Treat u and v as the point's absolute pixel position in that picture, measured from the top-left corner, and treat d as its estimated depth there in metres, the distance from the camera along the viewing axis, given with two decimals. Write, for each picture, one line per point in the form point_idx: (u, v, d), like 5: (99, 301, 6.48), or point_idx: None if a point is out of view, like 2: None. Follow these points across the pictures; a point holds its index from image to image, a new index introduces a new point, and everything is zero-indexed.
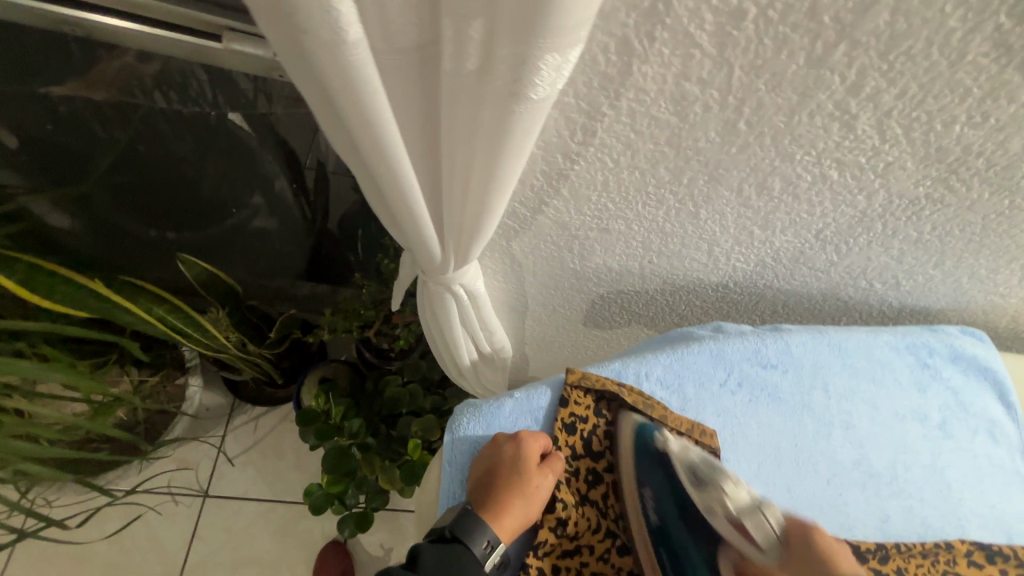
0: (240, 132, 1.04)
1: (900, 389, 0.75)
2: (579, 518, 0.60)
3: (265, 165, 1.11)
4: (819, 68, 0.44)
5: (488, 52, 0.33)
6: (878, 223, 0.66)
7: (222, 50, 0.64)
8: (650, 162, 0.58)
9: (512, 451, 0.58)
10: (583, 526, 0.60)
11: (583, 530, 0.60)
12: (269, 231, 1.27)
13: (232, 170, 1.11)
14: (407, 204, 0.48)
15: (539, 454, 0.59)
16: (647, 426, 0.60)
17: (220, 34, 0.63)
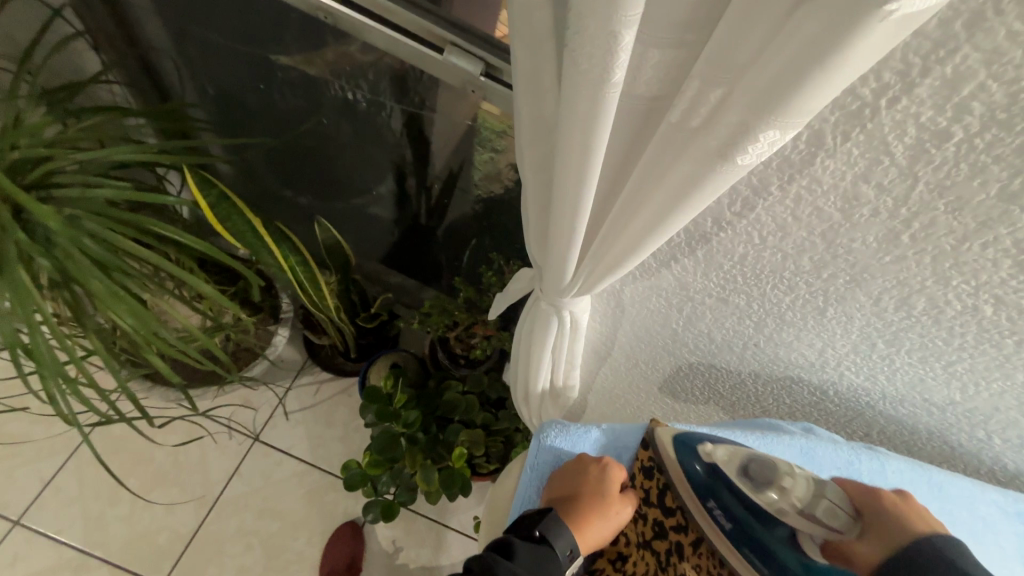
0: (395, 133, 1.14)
1: (1003, 557, 0.69)
2: (637, 560, 0.63)
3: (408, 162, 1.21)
4: (1009, 203, 0.45)
5: (715, 115, 0.37)
6: (1020, 372, 0.62)
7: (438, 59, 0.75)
8: (796, 248, 0.60)
9: (601, 472, 0.62)
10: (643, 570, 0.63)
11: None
12: (390, 220, 1.38)
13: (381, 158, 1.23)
14: (572, 223, 0.53)
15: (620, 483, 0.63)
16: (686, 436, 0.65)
17: (442, 47, 0.74)
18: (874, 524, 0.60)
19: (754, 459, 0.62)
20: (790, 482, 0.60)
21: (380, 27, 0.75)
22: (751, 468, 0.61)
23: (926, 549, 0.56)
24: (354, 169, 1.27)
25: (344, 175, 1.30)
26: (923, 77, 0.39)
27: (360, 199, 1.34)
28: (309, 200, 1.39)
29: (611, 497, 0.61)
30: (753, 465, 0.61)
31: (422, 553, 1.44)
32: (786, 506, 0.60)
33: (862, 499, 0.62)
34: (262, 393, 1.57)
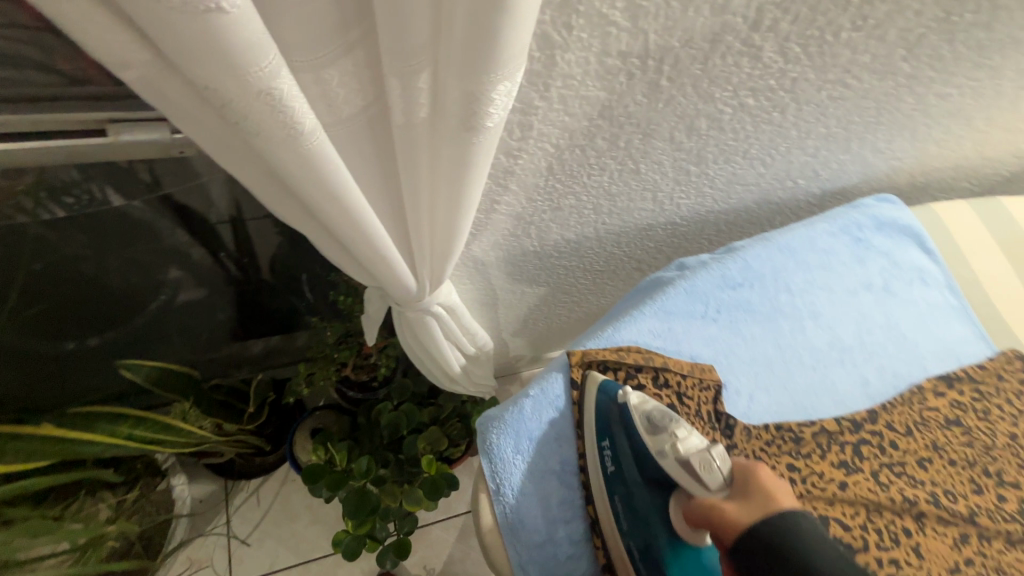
0: (137, 214, 0.96)
1: (846, 267, 0.84)
2: None
3: (173, 240, 1.03)
4: (723, 15, 0.47)
5: (437, 95, 0.33)
6: (793, 131, 0.71)
7: (109, 142, 0.61)
8: (587, 137, 0.59)
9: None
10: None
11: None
12: (200, 299, 1.17)
13: (140, 255, 1.03)
14: (380, 254, 0.47)
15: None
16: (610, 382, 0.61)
17: (104, 128, 0.60)
18: (740, 497, 0.47)
19: (658, 408, 0.56)
20: (684, 431, 0.53)
21: (17, 146, 0.58)
22: (653, 416, 0.55)
23: (768, 535, 0.43)
24: (119, 286, 1.05)
25: (117, 291, 1.05)
26: None
27: (150, 309, 1.11)
28: (97, 338, 1.08)
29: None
30: (655, 415, 0.55)
31: (454, 554, 1.44)
32: (666, 447, 0.53)
33: (743, 479, 0.49)
34: (203, 544, 1.39)
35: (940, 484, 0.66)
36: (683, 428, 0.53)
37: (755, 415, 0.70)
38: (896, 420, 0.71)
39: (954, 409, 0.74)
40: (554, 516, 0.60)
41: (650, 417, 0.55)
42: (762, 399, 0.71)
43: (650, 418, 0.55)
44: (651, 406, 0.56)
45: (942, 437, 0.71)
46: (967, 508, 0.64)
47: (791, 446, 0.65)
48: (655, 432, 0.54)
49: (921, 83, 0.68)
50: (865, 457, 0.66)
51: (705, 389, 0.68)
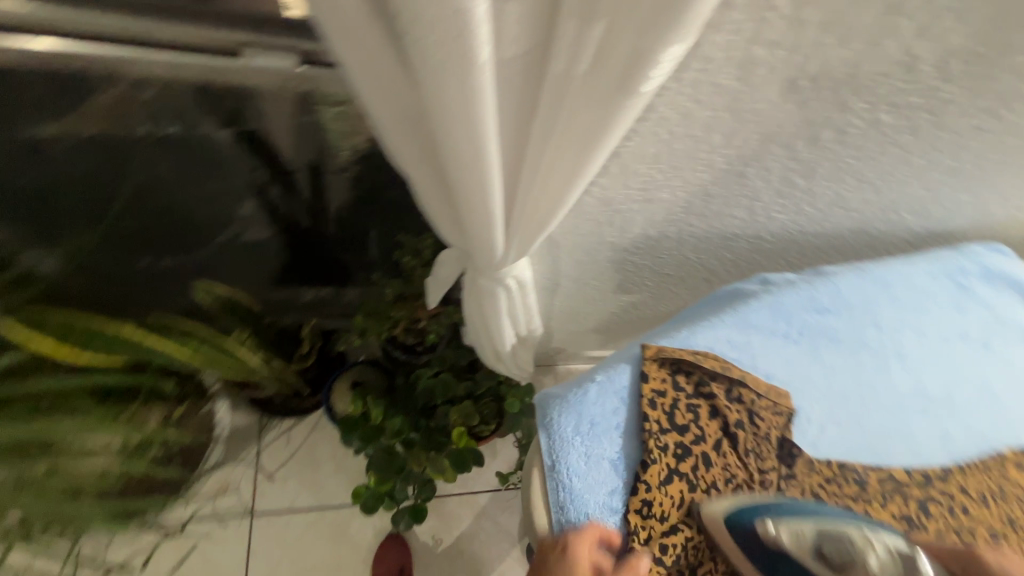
0: (222, 145, 0.95)
1: (943, 313, 0.78)
2: (664, 497, 0.58)
3: (249, 173, 1.01)
4: (891, 16, 0.44)
5: (603, 50, 0.34)
6: (919, 158, 0.66)
7: (241, 67, 0.63)
8: (705, 130, 0.57)
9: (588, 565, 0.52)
10: (669, 505, 0.58)
11: (669, 509, 0.58)
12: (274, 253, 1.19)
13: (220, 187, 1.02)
14: (485, 214, 0.48)
15: (593, 556, 0.53)
16: (739, 513, 0.56)
17: (237, 50, 0.63)
18: None
19: (825, 537, 0.53)
20: (874, 558, 0.51)
21: (139, 54, 0.62)
22: (826, 551, 0.53)
23: None
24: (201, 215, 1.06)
25: (195, 220, 1.06)
26: None
27: (219, 240, 1.12)
28: (171, 260, 1.11)
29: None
30: (827, 547, 0.53)
31: (464, 529, 1.46)
32: None
33: None
34: (233, 471, 1.45)
35: None
36: (870, 551, 0.51)
37: (823, 449, 0.65)
38: (972, 484, 0.67)
39: None
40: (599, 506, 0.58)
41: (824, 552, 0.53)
42: (832, 432, 0.67)
43: (822, 553, 0.53)
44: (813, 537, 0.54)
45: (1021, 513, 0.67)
46: None
47: (855, 489, 0.63)
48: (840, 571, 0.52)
49: None
50: (932, 517, 0.64)
51: (777, 414, 0.65)
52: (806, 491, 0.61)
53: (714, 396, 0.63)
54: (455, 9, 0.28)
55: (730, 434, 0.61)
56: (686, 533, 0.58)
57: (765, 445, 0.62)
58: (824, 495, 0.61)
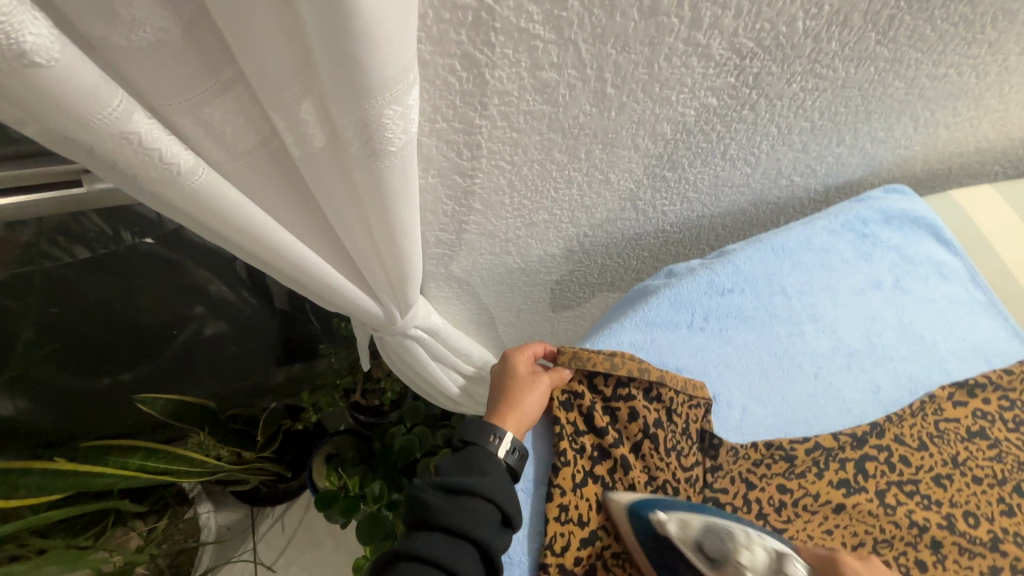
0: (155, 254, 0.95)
1: (850, 266, 0.78)
2: (580, 502, 0.57)
3: (192, 275, 1.01)
4: (655, 17, 0.46)
5: (329, 124, 0.32)
6: (771, 127, 0.68)
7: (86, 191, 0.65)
8: (543, 152, 0.58)
9: (525, 363, 0.63)
10: (586, 509, 0.57)
11: (587, 513, 0.57)
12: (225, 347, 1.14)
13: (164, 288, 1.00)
14: (327, 284, 0.47)
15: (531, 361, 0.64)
16: (637, 513, 0.53)
17: (79, 179, 0.64)
18: None
19: (708, 532, 0.48)
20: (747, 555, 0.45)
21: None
22: (706, 546, 0.48)
23: None
24: (148, 321, 1.02)
25: (145, 329, 1.02)
26: None
27: (178, 342, 1.08)
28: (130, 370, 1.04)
29: (536, 379, 0.61)
30: (708, 543, 0.48)
31: None
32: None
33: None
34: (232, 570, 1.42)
35: (961, 505, 0.63)
36: (742, 549, 0.46)
37: (748, 430, 0.66)
38: (907, 432, 0.67)
39: (978, 419, 0.69)
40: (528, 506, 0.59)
41: (705, 549, 0.48)
42: (756, 410, 0.67)
43: (704, 549, 0.48)
44: (699, 529, 0.49)
45: (963, 451, 0.67)
46: (989, 535, 0.61)
47: (784, 467, 0.62)
48: (716, 567, 0.47)
49: (907, 66, 0.64)
50: (870, 476, 0.64)
51: (694, 406, 0.64)
52: (735, 479, 0.62)
53: (633, 397, 0.62)
54: (129, 150, 0.26)
55: (652, 434, 0.60)
56: (604, 541, 0.57)
57: (685, 441, 0.62)
58: (752, 480, 0.61)
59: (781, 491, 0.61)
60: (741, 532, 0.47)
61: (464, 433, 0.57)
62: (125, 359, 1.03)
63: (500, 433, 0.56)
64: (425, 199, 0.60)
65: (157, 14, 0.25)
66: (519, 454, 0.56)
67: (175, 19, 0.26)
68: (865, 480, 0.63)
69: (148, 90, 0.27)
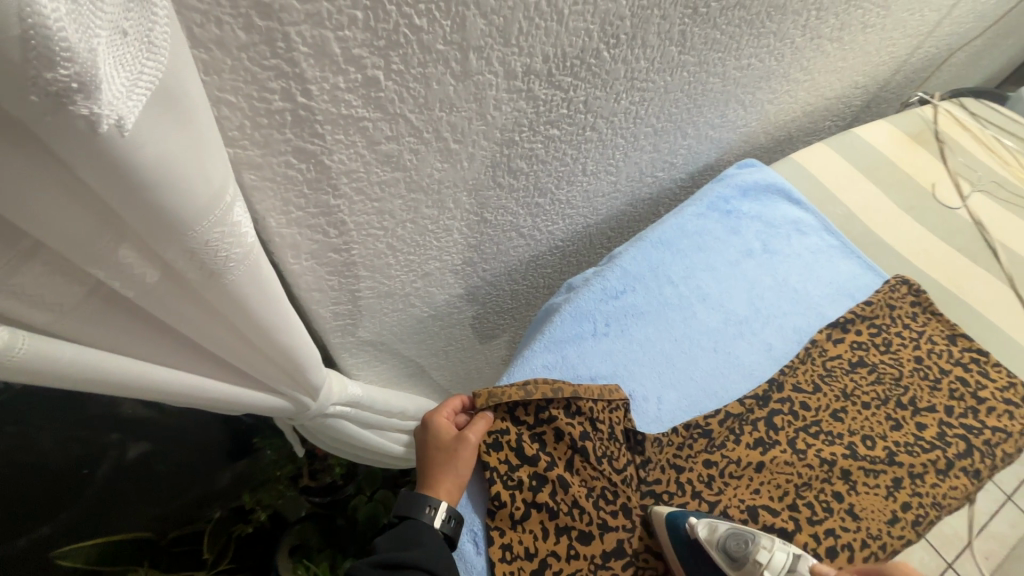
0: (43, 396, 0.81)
1: (723, 242, 0.86)
2: (523, 536, 0.60)
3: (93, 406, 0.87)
4: (470, 78, 0.49)
5: (158, 260, 0.33)
6: (618, 139, 0.74)
7: None
8: (412, 211, 0.61)
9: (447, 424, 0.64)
10: (531, 541, 0.60)
11: (533, 544, 0.60)
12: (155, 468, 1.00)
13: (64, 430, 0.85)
14: (214, 397, 0.46)
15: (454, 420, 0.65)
16: (677, 513, 0.60)
17: None
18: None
19: (731, 536, 0.57)
20: (766, 554, 0.55)
21: None
22: (729, 548, 0.57)
23: None
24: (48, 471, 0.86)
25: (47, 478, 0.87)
26: (297, 66, 0.38)
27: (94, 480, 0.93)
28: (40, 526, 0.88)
29: (462, 436, 0.62)
30: (730, 544, 0.57)
31: None
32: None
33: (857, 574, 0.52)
34: None
35: (859, 431, 0.71)
36: (763, 550, 0.55)
37: (667, 416, 0.70)
38: (802, 379, 0.74)
39: (856, 350, 0.78)
40: (466, 559, 0.60)
41: (728, 550, 0.57)
42: (671, 396, 0.72)
43: (726, 549, 0.57)
44: (723, 533, 0.58)
45: (850, 382, 0.75)
46: (885, 451, 0.69)
47: (705, 442, 0.67)
48: (737, 562, 0.56)
49: (714, 65, 0.72)
50: (781, 428, 0.70)
51: (614, 410, 0.67)
52: (665, 467, 0.66)
53: (554, 417, 0.64)
54: None
55: (580, 448, 0.63)
56: (554, 566, 0.59)
57: (612, 444, 0.65)
58: (680, 464, 0.66)
59: (709, 466, 0.66)
60: (763, 538, 0.56)
61: (399, 508, 0.59)
62: (36, 512, 0.88)
63: (435, 503, 0.58)
64: (307, 281, 0.60)
65: None
66: (456, 522, 0.58)
67: None
68: (777, 432, 0.70)
69: None
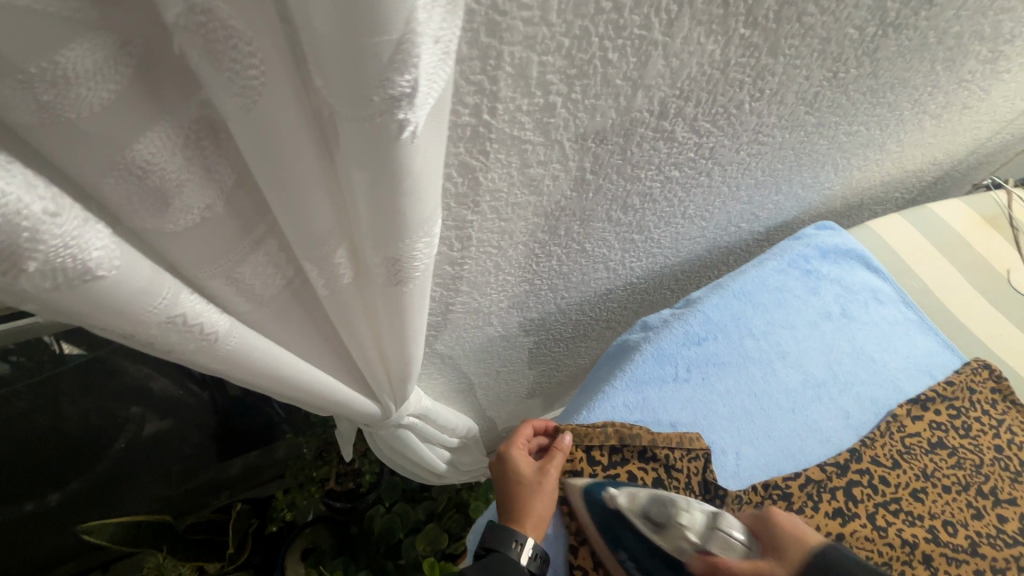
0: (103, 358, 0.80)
1: (803, 301, 0.86)
2: None
3: (146, 377, 0.86)
4: (630, 113, 0.49)
5: (358, 261, 0.32)
6: (723, 186, 0.74)
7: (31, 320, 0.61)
8: (527, 234, 0.60)
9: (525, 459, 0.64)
10: None
11: None
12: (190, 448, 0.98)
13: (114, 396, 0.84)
14: (333, 400, 0.45)
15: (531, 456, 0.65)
16: (595, 485, 0.60)
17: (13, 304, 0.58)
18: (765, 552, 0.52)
19: (653, 500, 0.57)
20: (687, 515, 0.55)
21: None
22: (652, 513, 0.56)
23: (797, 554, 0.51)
24: (89, 434, 0.85)
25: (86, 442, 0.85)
26: (496, 84, 0.38)
27: (127, 450, 0.91)
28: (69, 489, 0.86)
29: (544, 469, 0.62)
30: (653, 508, 0.56)
31: None
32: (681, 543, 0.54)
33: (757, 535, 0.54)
34: None
35: (939, 515, 0.69)
36: (683, 511, 0.55)
37: (745, 474, 0.69)
38: (881, 453, 0.73)
39: (935, 430, 0.77)
40: None
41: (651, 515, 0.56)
42: (749, 452, 0.71)
43: (650, 515, 0.56)
44: (644, 499, 0.57)
45: (929, 463, 0.73)
46: (967, 541, 0.67)
47: (784, 505, 0.66)
48: (662, 529, 0.55)
49: (829, 128, 0.73)
50: (860, 501, 0.68)
51: (694, 458, 0.66)
52: None
53: (628, 461, 0.64)
54: (178, 329, 0.25)
55: None
56: None
57: (689, 494, 0.64)
58: None
59: None
60: (680, 498, 0.56)
61: (485, 539, 0.57)
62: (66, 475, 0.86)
63: (521, 538, 0.56)
64: None
65: (199, 196, 0.26)
66: (541, 560, 0.56)
67: (216, 195, 0.27)
68: (858, 506, 0.68)
69: (181, 259, 0.27)
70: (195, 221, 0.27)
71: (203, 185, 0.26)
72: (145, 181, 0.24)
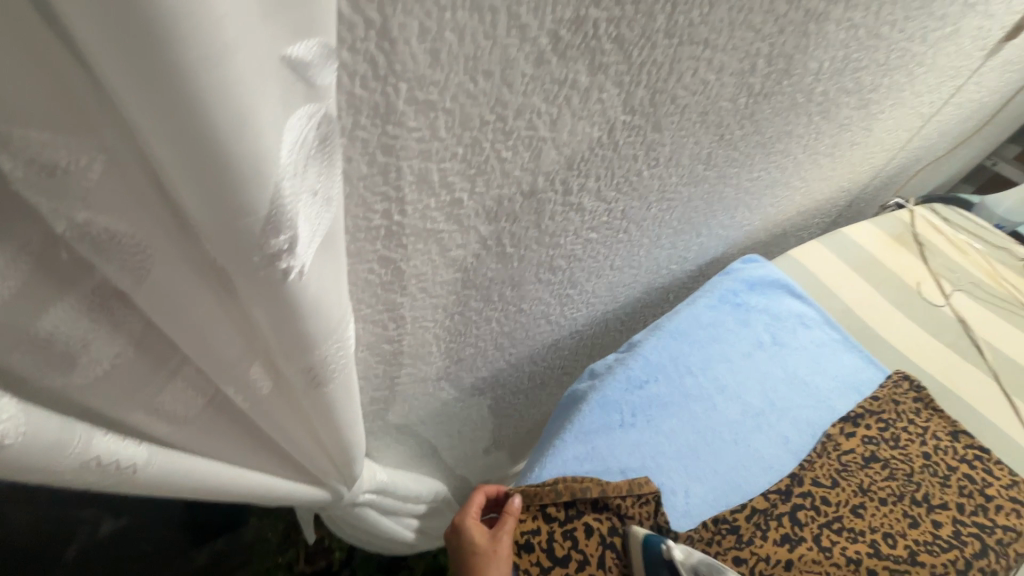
0: None
1: (735, 334, 0.91)
2: None
3: None
4: (536, 195, 0.54)
5: (275, 373, 0.35)
6: (644, 238, 0.80)
7: None
8: (461, 305, 0.64)
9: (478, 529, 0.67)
10: None
11: None
12: None
13: None
14: (274, 496, 0.47)
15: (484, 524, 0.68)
16: (653, 536, 0.63)
17: None
18: None
19: (704, 562, 0.59)
20: None
21: None
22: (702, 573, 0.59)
23: None
24: None
25: None
26: (401, 191, 0.43)
27: None
28: None
29: (496, 536, 0.65)
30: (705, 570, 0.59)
31: None
32: None
33: None
34: None
35: (879, 529, 0.73)
36: None
37: (696, 511, 0.72)
38: (820, 474, 0.77)
39: (868, 445, 0.82)
40: None
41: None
42: (698, 489, 0.73)
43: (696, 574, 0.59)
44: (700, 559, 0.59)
45: (865, 477, 0.78)
46: (906, 550, 0.71)
47: (734, 538, 0.69)
48: None
49: (730, 177, 0.80)
50: (805, 524, 0.72)
51: (644, 503, 0.68)
52: None
53: (583, 513, 0.67)
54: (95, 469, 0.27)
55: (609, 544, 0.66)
56: None
57: None
58: None
59: (738, 563, 0.68)
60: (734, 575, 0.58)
61: None
62: None
63: None
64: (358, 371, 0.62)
65: (109, 345, 0.28)
66: None
67: (127, 342, 0.29)
68: (804, 529, 0.71)
69: (97, 401, 0.30)
70: (108, 367, 0.29)
71: (112, 336, 0.28)
72: (51, 347, 0.26)
